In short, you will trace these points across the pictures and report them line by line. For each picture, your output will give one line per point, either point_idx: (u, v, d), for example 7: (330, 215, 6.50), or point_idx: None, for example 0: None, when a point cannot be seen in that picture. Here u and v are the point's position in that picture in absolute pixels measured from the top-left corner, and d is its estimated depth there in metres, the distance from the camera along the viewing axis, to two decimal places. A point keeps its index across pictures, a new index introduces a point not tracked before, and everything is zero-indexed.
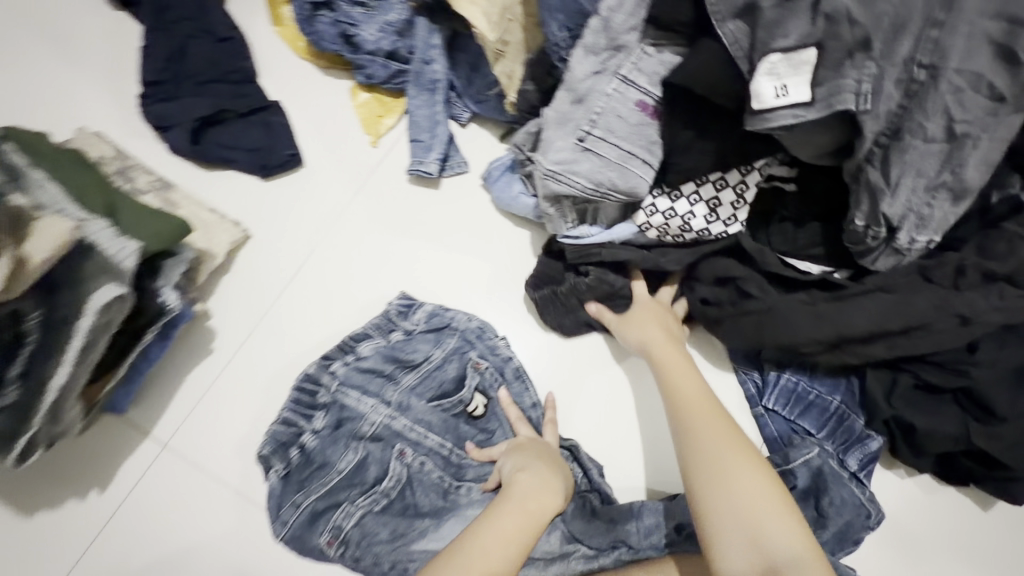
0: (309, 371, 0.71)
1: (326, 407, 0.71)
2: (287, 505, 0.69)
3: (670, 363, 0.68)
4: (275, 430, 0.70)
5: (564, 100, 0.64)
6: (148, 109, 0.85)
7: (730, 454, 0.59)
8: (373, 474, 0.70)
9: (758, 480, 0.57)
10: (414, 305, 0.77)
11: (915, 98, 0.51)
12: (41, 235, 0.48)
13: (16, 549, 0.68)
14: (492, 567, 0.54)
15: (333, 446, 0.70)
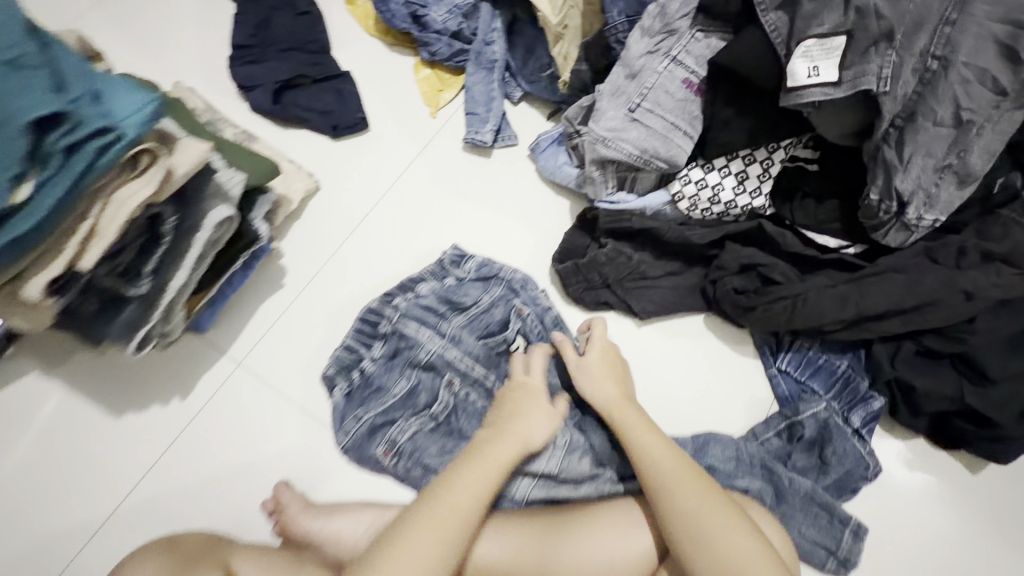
0: (371, 308, 0.82)
1: (386, 336, 0.81)
2: (350, 418, 0.77)
3: (633, 427, 0.70)
4: (340, 351, 0.80)
5: (619, 75, 0.72)
6: (236, 69, 0.95)
7: (705, 519, 0.62)
8: (425, 399, 0.78)
9: (739, 537, 0.61)
10: (466, 256, 0.87)
11: (929, 85, 0.60)
12: (183, 152, 0.55)
13: (109, 442, 0.77)
14: (444, 532, 0.59)
15: (388, 372, 0.79)
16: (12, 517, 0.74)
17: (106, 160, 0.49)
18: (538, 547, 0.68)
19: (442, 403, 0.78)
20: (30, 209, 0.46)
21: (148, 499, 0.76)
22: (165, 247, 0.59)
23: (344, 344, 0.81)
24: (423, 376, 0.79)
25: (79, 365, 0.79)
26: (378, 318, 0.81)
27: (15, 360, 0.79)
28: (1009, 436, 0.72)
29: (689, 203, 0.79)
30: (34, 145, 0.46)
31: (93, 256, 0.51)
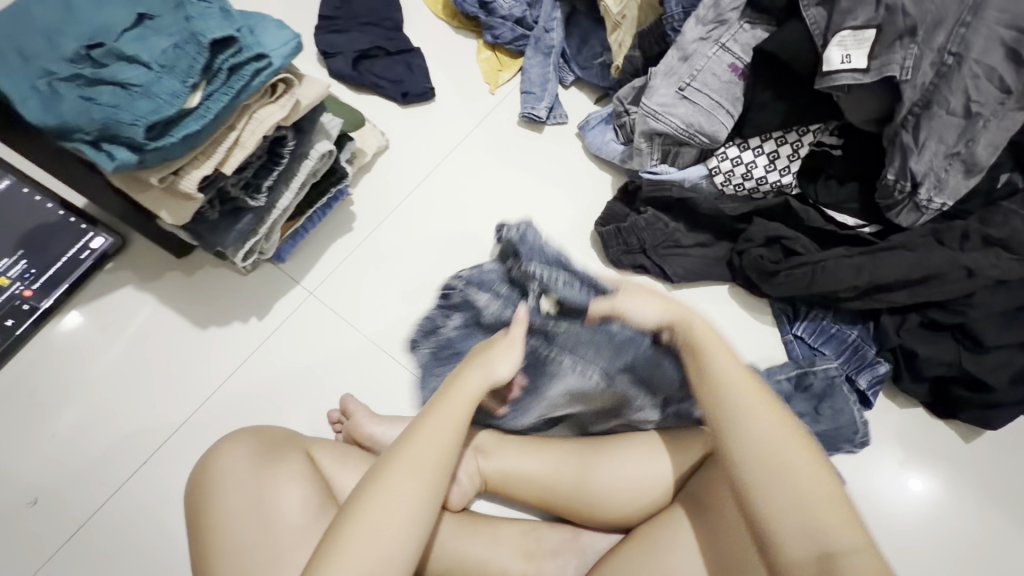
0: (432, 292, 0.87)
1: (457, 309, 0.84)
2: (432, 376, 0.84)
3: (710, 343, 0.60)
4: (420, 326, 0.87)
5: (674, 58, 0.84)
6: (322, 37, 1.06)
7: (783, 446, 0.53)
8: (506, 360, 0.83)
9: (816, 471, 0.53)
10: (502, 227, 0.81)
11: (944, 78, 0.70)
12: (308, 87, 0.65)
13: (193, 351, 0.86)
14: (421, 462, 0.54)
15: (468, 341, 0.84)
16: (103, 410, 0.83)
17: (257, 81, 0.59)
18: (577, 463, 0.74)
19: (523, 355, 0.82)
20: (199, 113, 0.56)
21: (223, 404, 0.84)
22: (281, 168, 0.69)
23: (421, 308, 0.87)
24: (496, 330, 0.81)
25: (171, 282, 0.89)
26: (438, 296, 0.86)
27: (115, 273, 0.89)
28: (998, 401, 0.81)
29: (724, 176, 0.89)
30: (207, 62, 0.56)
31: (234, 162, 0.60)
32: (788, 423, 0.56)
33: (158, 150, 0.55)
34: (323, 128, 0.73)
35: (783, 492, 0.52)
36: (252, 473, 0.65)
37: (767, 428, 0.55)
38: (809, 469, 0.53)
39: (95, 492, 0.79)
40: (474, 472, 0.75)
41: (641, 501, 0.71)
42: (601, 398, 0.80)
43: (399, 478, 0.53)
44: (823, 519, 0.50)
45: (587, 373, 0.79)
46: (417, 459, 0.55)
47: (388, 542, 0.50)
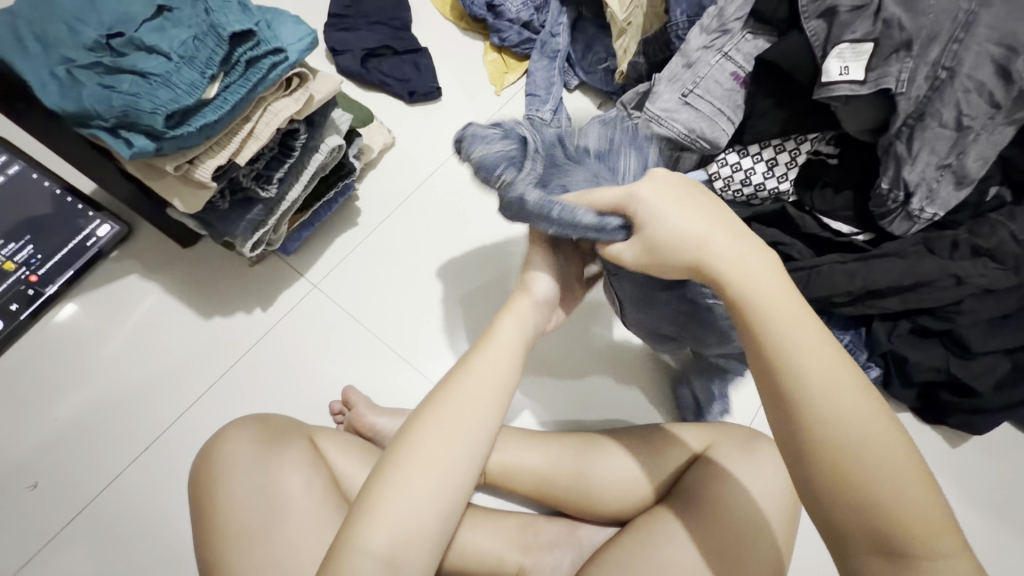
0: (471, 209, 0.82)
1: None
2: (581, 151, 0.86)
3: (759, 305, 0.49)
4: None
5: (678, 65, 0.87)
6: (331, 35, 1.07)
7: (853, 432, 0.45)
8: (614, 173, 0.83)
9: (895, 456, 0.44)
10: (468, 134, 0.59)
11: (937, 91, 0.72)
12: (321, 83, 0.67)
13: (197, 339, 0.87)
14: (446, 444, 0.52)
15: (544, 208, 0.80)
16: (106, 395, 0.83)
17: (273, 75, 0.60)
18: (574, 458, 0.76)
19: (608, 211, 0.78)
20: (216, 103, 0.57)
21: (226, 392, 0.85)
22: (292, 160, 0.70)
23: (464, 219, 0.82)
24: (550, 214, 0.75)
25: (176, 271, 0.90)
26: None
27: (119, 261, 0.89)
28: (983, 407, 0.84)
29: (724, 182, 0.90)
30: (226, 54, 0.57)
31: (248, 154, 0.62)
32: (860, 394, 0.46)
33: (176, 138, 0.56)
34: (334, 123, 0.75)
35: (854, 486, 0.44)
36: (255, 461, 0.65)
37: (831, 395, 0.46)
38: (887, 455, 0.44)
39: (96, 477, 0.80)
40: None
41: (639, 494, 0.72)
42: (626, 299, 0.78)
43: (439, 426, 0.53)
44: (897, 512, 0.43)
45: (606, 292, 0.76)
46: (461, 408, 0.54)
47: (433, 486, 0.51)
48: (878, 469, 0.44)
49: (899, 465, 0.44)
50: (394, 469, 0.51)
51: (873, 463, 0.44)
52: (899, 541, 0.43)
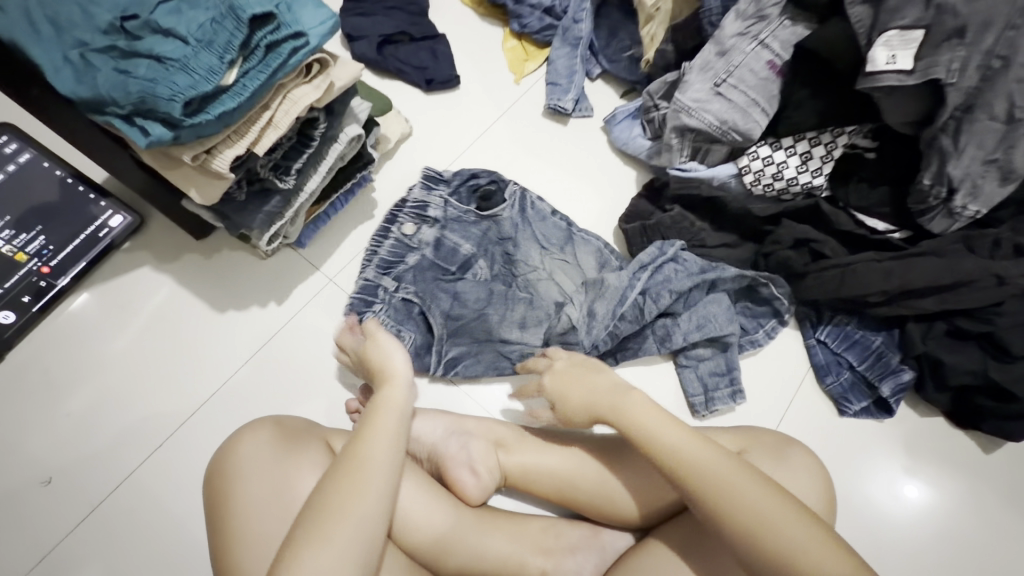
0: (367, 278, 0.84)
1: (434, 222, 0.88)
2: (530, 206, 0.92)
3: (635, 416, 0.64)
4: (418, 191, 0.89)
5: (711, 53, 0.84)
6: (347, 20, 1.04)
7: (737, 493, 0.56)
8: (500, 190, 0.92)
9: (772, 503, 0.55)
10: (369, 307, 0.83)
11: (988, 82, 0.68)
12: (342, 69, 0.64)
13: (208, 335, 0.85)
14: (339, 521, 0.54)
15: (458, 223, 0.89)
16: (117, 391, 0.82)
17: (294, 60, 0.57)
18: (597, 460, 0.74)
19: (505, 235, 0.90)
20: (234, 90, 0.55)
21: (238, 389, 0.83)
22: (312, 149, 0.68)
23: (356, 291, 0.84)
24: (464, 258, 0.87)
25: (188, 265, 0.88)
26: (382, 243, 0.86)
27: (130, 253, 0.87)
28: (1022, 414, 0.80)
29: (754, 176, 0.87)
30: (245, 38, 0.54)
31: (265, 144, 0.59)
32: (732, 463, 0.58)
33: (195, 127, 0.53)
34: (352, 112, 0.72)
35: (756, 538, 0.54)
36: (275, 461, 0.64)
37: (714, 473, 0.57)
38: (767, 504, 0.55)
39: (110, 474, 0.78)
40: (494, 465, 0.75)
41: (664, 501, 0.71)
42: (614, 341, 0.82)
43: (337, 492, 0.56)
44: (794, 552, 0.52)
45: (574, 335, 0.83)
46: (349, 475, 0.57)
47: (338, 546, 0.53)
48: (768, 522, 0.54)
49: (782, 513, 0.54)
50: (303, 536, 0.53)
51: (763, 519, 0.54)
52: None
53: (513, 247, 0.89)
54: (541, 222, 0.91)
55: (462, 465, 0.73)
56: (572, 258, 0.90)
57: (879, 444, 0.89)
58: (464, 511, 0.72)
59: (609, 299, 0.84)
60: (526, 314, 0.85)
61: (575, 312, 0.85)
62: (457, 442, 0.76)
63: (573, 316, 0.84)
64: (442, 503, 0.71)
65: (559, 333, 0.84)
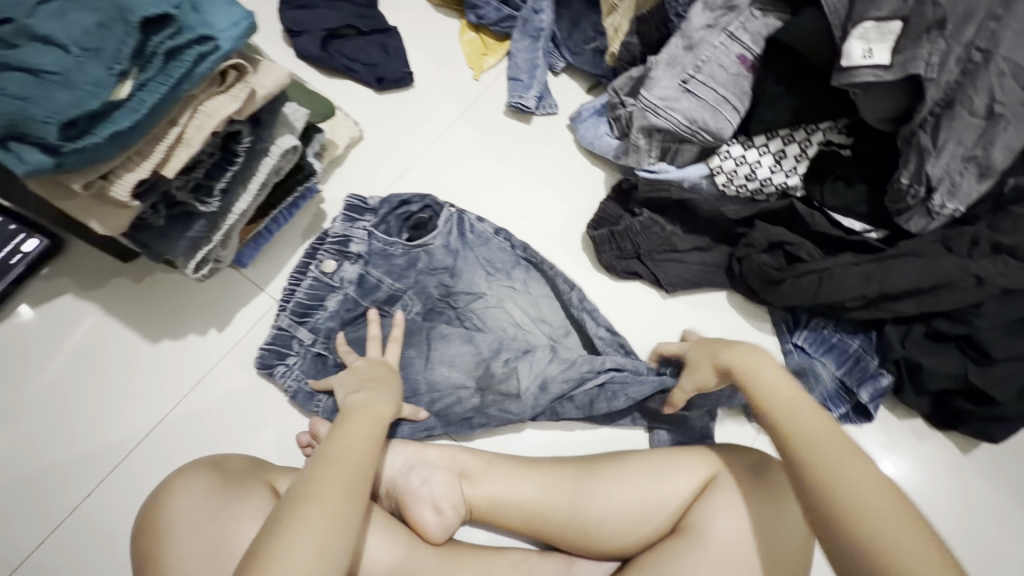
0: (280, 328, 0.77)
1: (357, 257, 0.80)
2: (469, 232, 0.84)
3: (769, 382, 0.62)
4: (338, 224, 0.81)
5: (678, 46, 0.79)
6: (287, 13, 0.95)
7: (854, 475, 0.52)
8: (435, 216, 0.84)
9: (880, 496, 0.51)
10: (272, 368, 0.77)
11: (969, 76, 0.65)
12: (265, 74, 0.57)
13: (141, 367, 0.77)
14: (333, 508, 0.48)
15: (383, 257, 0.81)
16: (39, 435, 0.74)
17: (202, 68, 0.50)
18: (569, 487, 0.69)
19: (438, 264, 0.82)
20: (130, 106, 0.47)
21: (178, 426, 0.76)
22: (237, 166, 0.60)
23: (266, 343, 0.77)
24: (389, 294, 0.80)
25: (117, 290, 0.80)
26: (299, 285, 0.78)
27: (50, 280, 0.79)
28: (1002, 416, 0.78)
29: (726, 177, 0.83)
30: (140, 45, 0.47)
31: (177, 164, 0.52)
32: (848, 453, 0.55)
33: (79, 151, 0.46)
34: (287, 120, 0.65)
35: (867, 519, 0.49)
36: (209, 515, 0.57)
37: (831, 451, 0.54)
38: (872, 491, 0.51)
39: (34, 527, 0.71)
40: (458, 500, 0.69)
41: (640, 529, 0.66)
42: (554, 388, 0.78)
43: (334, 466, 0.51)
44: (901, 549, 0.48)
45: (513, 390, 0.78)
46: (348, 456, 0.53)
47: (330, 541, 0.46)
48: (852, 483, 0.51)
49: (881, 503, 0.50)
50: (295, 509, 0.47)
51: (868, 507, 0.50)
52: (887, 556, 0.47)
53: (451, 276, 0.82)
54: (484, 246, 0.84)
55: (423, 502, 0.68)
56: (519, 284, 0.84)
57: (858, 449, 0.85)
58: (424, 551, 0.67)
59: (551, 365, 0.79)
60: (459, 352, 0.79)
61: (515, 350, 0.79)
62: (417, 476, 0.70)
63: (511, 354, 0.79)
64: (400, 544, 0.66)
65: (494, 374, 0.78)
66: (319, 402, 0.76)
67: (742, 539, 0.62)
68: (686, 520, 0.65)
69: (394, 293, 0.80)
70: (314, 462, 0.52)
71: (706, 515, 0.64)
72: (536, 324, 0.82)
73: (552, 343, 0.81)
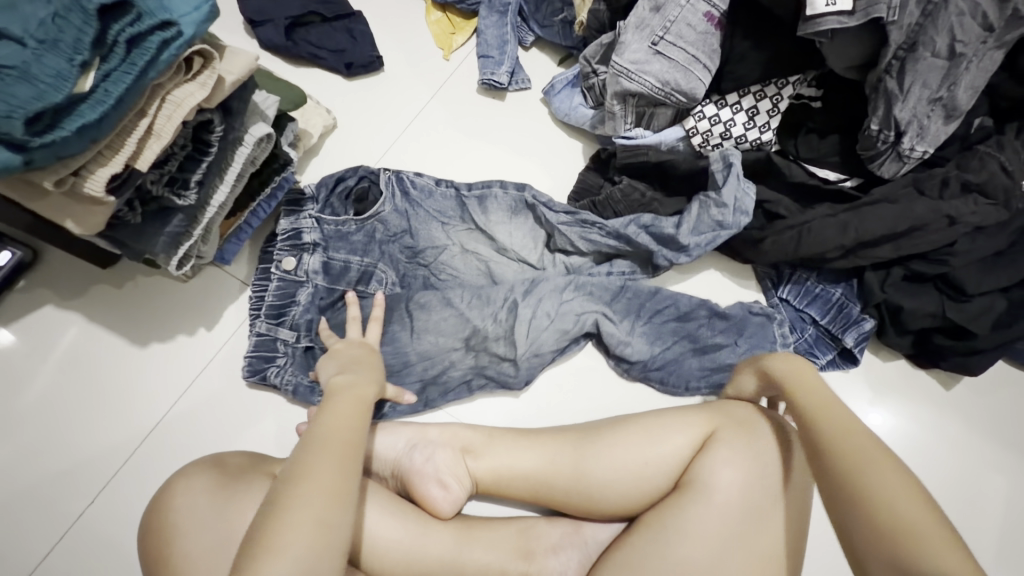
0: (259, 333, 0.77)
1: (313, 247, 0.79)
2: (413, 190, 0.84)
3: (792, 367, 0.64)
4: (284, 222, 0.79)
5: (645, 9, 0.79)
6: (247, 3, 0.93)
7: (863, 448, 0.52)
8: (374, 185, 0.84)
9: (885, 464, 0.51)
10: (263, 373, 0.76)
11: (930, 17, 0.66)
12: (230, 59, 0.56)
13: (130, 373, 0.76)
14: (327, 494, 0.47)
15: (340, 239, 0.80)
16: (32, 449, 0.73)
17: (167, 55, 0.49)
18: (572, 453, 0.70)
19: (394, 230, 0.82)
20: (96, 98, 0.46)
21: (176, 427, 0.75)
22: (211, 157, 0.59)
23: (251, 351, 0.77)
24: (360, 273, 0.80)
25: (99, 296, 0.78)
26: (266, 289, 0.78)
27: (28, 293, 0.77)
28: (981, 350, 0.81)
29: (703, 137, 0.84)
30: (99, 33, 0.46)
31: (149, 156, 0.51)
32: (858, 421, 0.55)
33: (46, 147, 0.45)
34: (258, 109, 0.65)
35: (872, 487, 0.50)
36: (215, 512, 0.57)
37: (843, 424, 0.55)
38: (878, 458, 0.51)
39: (38, 541, 0.70)
40: (463, 474, 0.70)
41: (643, 488, 0.67)
42: (549, 334, 0.79)
43: (324, 449, 0.50)
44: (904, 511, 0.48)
45: (495, 339, 0.79)
46: (335, 434, 0.52)
47: (325, 527, 0.45)
48: (844, 433, 0.54)
49: (886, 471, 0.50)
50: (291, 491, 0.46)
51: (869, 474, 0.51)
52: (852, 484, 0.51)
53: (411, 237, 0.82)
54: (429, 199, 0.84)
55: (428, 479, 0.69)
56: (477, 224, 0.84)
57: (847, 393, 0.88)
58: (431, 526, 0.67)
59: (564, 297, 0.80)
60: (444, 318, 0.79)
61: (506, 293, 0.80)
62: (421, 454, 0.70)
63: (501, 298, 0.80)
64: (410, 523, 0.66)
65: (478, 335, 0.79)
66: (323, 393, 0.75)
67: (741, 488, 0.63)
68: (688, 476, 0.65)
69: (366, 272, 0.80)
70: (303, 444, 0.51)
71: (707, 469, 0.64)
72: (505, 256, 0.83)
73: (571, 277, 0.82)
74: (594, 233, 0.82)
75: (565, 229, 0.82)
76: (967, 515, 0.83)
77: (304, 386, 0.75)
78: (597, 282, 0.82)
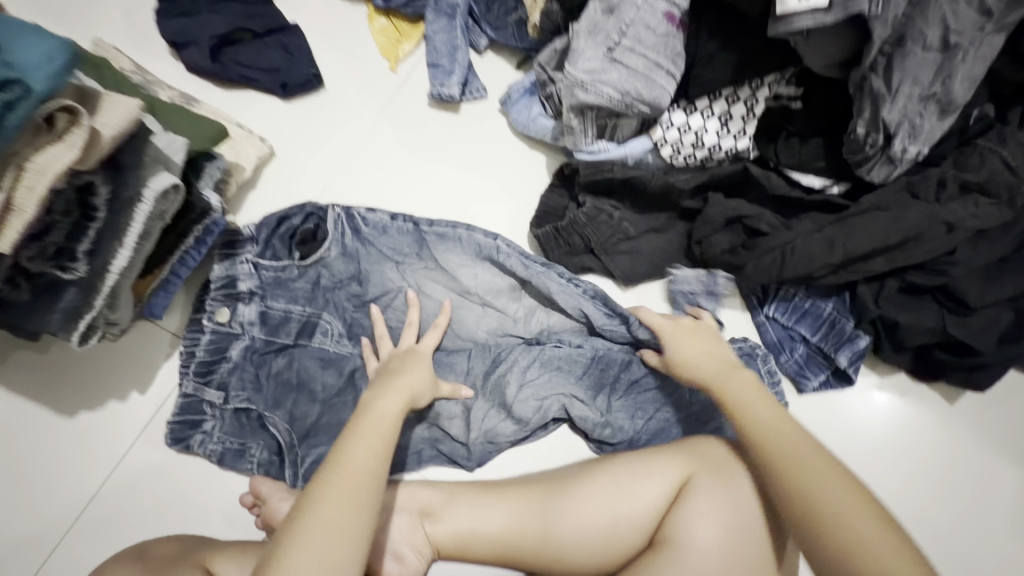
0: (186, 395, 0.71)
1: (250, 296, 0.72)
2: (364, 235, 0.75)
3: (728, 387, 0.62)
4: (218, 266, 0.72)
5: (598, 11, 0.71)
6: (167, 23, 0.84)
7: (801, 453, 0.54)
8: (320, 224, 0.75)
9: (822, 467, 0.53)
10: (188, 441, 0.70)
11: (919, 6, 0.58)
12: (108, 111, 0.49)
13: (58, 445, 0.70)
14: (341, 532, 0.48)
15: (279, 287, 0.73)
16: None
17: (12, 121, 0.41)
18: (537, 511, 0.64)
19: (341, 275, 0.75)
20: None
21: (112, 501, 0.69)
22: (100, 223, 0.52)
23: (176, 416, 0.71)
24: (302, 323, 0.73)
25: (19, 364, 0.72)
26: (197, 344, 0.71)
27: None
28: (983, 365, 0.74)
29: (672, 147, 0.77)
30: None
31: (12, 237, 0.44)
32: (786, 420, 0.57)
33: None
34: (164, 155, 0.58)
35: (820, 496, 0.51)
36: None
37: (779, 433, 0.56)
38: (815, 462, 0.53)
39: None
40: (422, 543, 0.65)
41: (610, 550, 0.61)
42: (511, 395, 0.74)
43: (342, 481, 0.51)
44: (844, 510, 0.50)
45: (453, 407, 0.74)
46: (353, 469, 0.52)
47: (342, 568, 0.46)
48: (787, 446, 0.55)
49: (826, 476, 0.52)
50: (301, 525, 0.48)
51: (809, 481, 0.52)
52: (798, 495, 0.52)
53: (360, 283, 0.75)
54: (383, 236, 0.76)
55: (383, 552, 0.63)
56: (434, 263, 0.77)
57: (846, 414, 0.81)
58: None
59: (528, 376, 0.74)
60: None
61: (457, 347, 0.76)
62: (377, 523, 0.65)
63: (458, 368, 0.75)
64: None
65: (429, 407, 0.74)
66: (251, 458, 0.70)
67: (721, 546, 0.57)
68: (664, 531, 0.60)
69: (309, 325, 0.74)
70: (323, 467, 0.52)
71: (683, 523, 0.59)
72: (464, 298, 0.77)
73: (536, 351, 0.75)
74: (572, 291, 0.75)
75: (542, 279, 0.75)
76: (984, 542, 0.76)
77: (233, 454, 0.70)
78: (566, 355, 0.75)
